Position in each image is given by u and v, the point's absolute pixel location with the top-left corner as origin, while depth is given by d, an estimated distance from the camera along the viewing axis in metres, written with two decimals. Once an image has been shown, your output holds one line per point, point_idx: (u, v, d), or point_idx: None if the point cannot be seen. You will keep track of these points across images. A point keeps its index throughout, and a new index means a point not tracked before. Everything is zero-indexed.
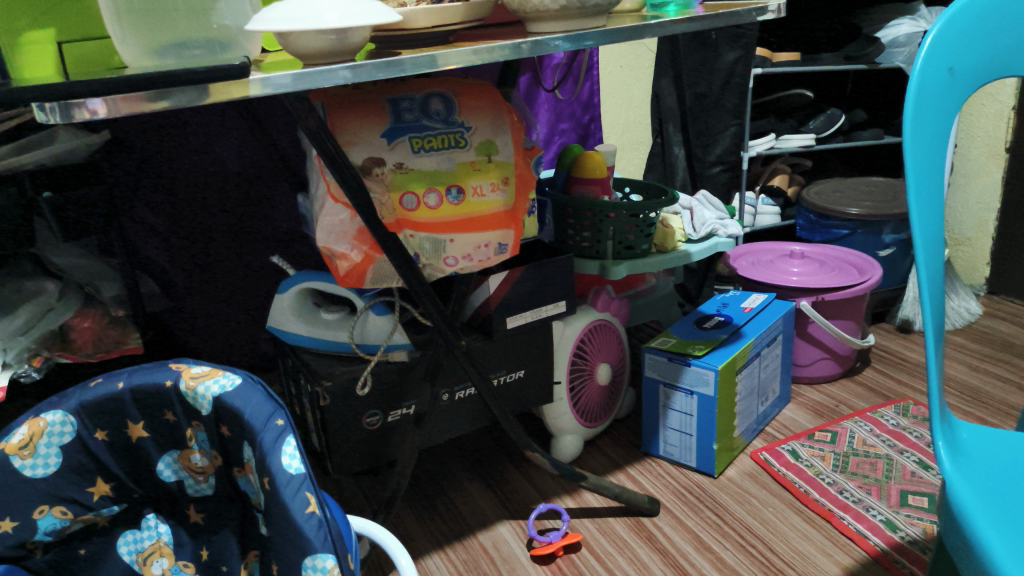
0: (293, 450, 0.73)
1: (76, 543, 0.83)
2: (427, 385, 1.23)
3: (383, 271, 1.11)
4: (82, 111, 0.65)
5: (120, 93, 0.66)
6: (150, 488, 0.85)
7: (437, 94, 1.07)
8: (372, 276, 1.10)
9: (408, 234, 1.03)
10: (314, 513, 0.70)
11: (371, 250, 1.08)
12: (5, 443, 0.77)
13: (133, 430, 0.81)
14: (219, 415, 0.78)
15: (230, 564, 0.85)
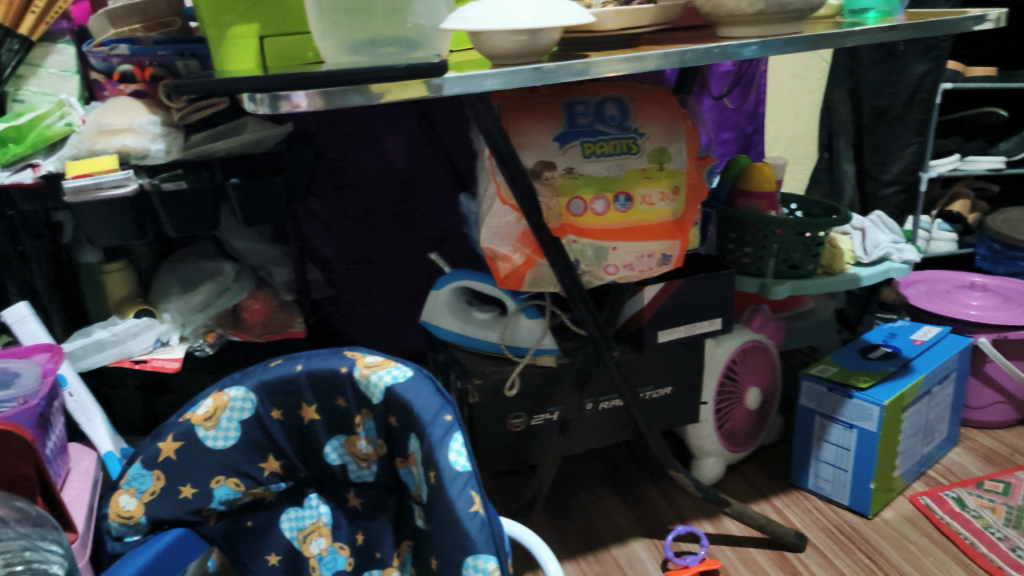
0: (460, 447, 0.73)
1: (244, 515, 0.87)
2: (573, 392, 1.22)
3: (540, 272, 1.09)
4: (286, 104, 0.73)
5: (320, 88, 0.72)
6: (315, 469, 0.87)
7: (612, 98, 1.05)
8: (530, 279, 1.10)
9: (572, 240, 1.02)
10: (478, 513, 0.69)
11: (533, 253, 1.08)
12: (191, 414, 0.82)
13: (306, 412, 0.84)
14: (389, 404, 0.79)
15: (384, 551, 0.86)
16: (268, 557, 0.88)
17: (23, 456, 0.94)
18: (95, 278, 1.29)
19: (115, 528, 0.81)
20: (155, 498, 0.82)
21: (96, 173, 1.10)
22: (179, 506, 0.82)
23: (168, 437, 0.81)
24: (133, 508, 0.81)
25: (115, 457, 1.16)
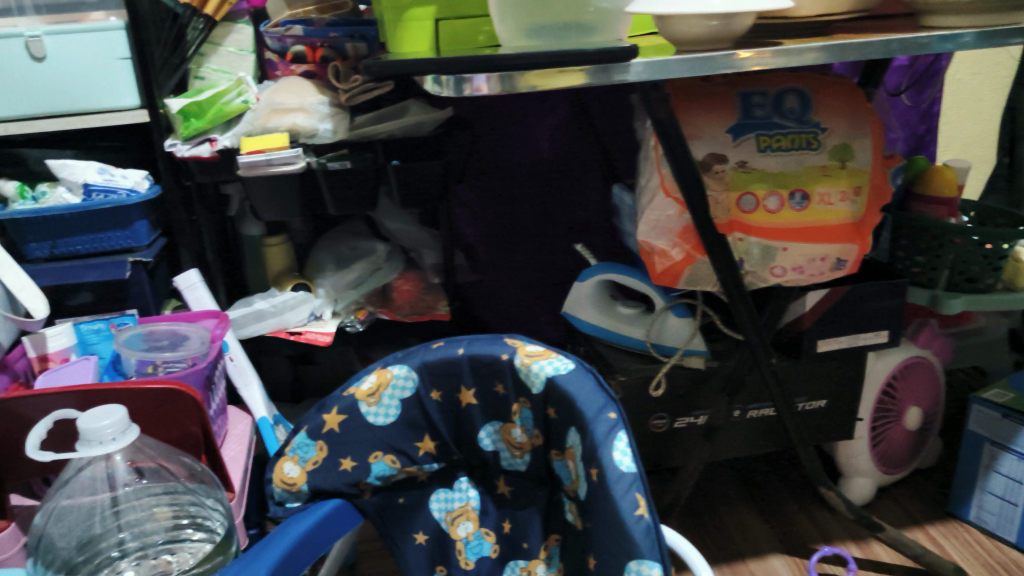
0: (625, 447, 0.69)
1: (397, 492, 0.88)
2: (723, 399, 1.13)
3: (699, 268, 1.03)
4: (468, 87, 0.76)
5: (501, 73, 0.75)
6: (468, 453, 0.87)
7: (793, 90, 1.00)
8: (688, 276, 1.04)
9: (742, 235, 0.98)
10: (643, 517, 0.65)
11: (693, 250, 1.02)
12: (356, 388, 0.84)
13: (464, 395, 0.83)
14: (549, 395, 0.77)
15: (531, 542, 0.84)
16: (415, 536, 0.89)
17: (187, 414, 0.96)
18: (256, 250, 1.35)
19: (279, 493, 0.85)
20: (317, 468, 0.84)
21: (269, 150, 1.14)
22: (339, 478, 0.84)
23: (333, 410, 0.84)
24: (297, 476, 0.84)
25: (268, 422, 1.20)
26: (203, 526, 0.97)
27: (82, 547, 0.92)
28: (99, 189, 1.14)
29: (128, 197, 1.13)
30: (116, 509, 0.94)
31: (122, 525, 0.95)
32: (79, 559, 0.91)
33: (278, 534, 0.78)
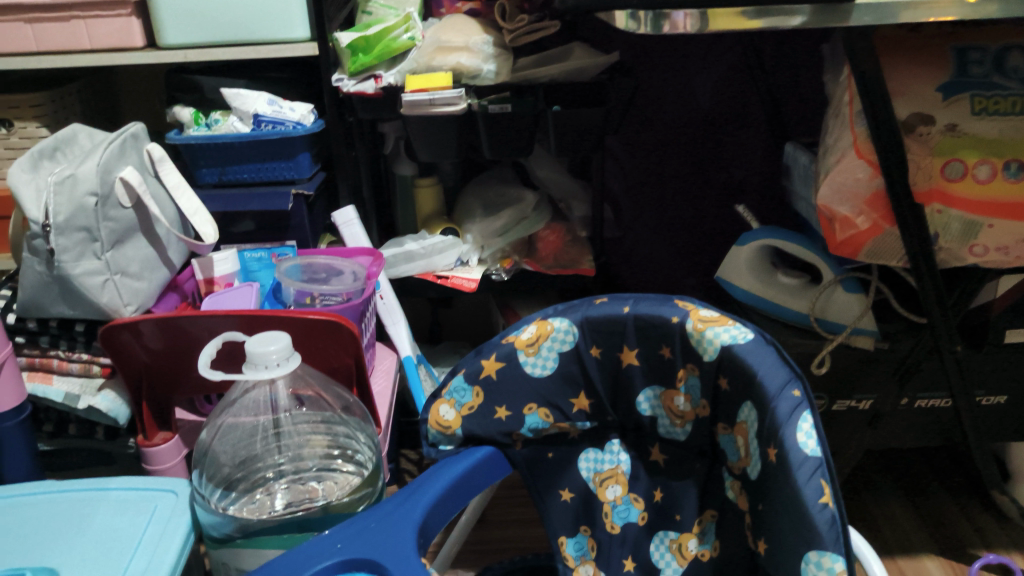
0: (810, 429, 0.63)
1: (546, 446, 0.86)
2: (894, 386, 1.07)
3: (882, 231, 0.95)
4: (667, 24, 0.71)
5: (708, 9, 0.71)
6: (623, 415, 0.83)
7: (1017, 46, 0.90)
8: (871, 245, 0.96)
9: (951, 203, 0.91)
10: (828, 507, 0.59)
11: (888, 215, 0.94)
12: (515, 337, 0.81)
13: (625, 355, 0.78)
14: (722, 365, 0.70)
15: (683, 515, 0.81)
16: (560, 493, 0.87)
17: (344, 347, 0.98)
18: (408, 190, 1.34)
19: (433, 435, 0.85)
20: (472, 413, 0.83)
21: (432, 89, 1.12)
22: (494, 426, 0.83)
23: (492, 356, 0.82)
24: (451, 419, 0.84)
25: (413, 363, 1.21)
26: (353, 459, 0.99)
27: (242, 464, 0.98)
28: (268, 120, 1.16)
29: (295, 129, 1.16)
30: (276, 432, 0.99)
31: (281, 449, 0.99)
32: (238, 475, 0.97)
33: (428, 480, 0.78)
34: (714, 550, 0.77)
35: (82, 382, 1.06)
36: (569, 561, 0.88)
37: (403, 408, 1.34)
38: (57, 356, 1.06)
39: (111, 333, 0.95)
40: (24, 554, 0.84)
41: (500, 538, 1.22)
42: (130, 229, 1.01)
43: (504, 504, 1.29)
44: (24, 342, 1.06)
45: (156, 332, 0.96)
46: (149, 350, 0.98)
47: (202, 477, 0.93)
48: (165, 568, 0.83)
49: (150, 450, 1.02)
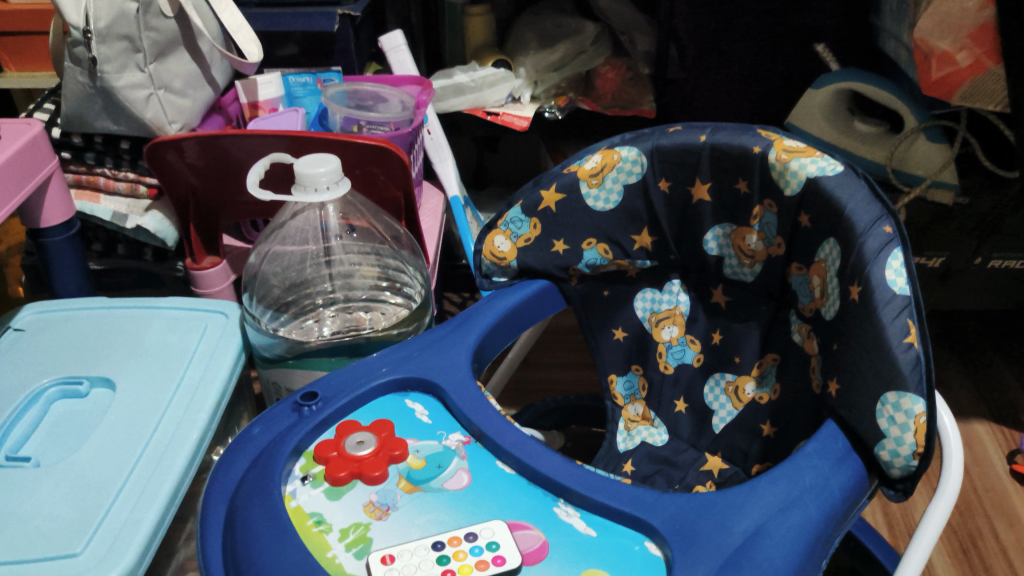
0: (900, 267, 0.58)
1: (603, 284, 0.83)
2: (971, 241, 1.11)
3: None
4: None
5: None
6: (686, 255, 0.79)
7: None
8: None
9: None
10: (913, 347, 0.56)
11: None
12: (579, 167, 0.76)
13: (697, 190, 0.73)
14: (805, 200, 0.66)
15: (743, 357, 0.79)
16: (614, 332, 0.85)
17: (393, 179, 0.92)
18: (457, 20, 1.25)
19: (487, 267, 0.81)
20: (528, 246, 0.79)
21: None
22: (550, 260, 0.79)
23: (551, 187, 0.77)
24: (507, 251, 0.80)
25: (459, 203, 1.13)
26: (401, 292, 0.98)
27: (292, 288, 0.97)
28: None
29: None
30: (327, 259, 0.97)
31: (332, 275, 0.98)
32: (289, 298, 0.97)
33: (481, 309, 0.76)
34: (772, 394, 0.76)
35: (129, 202, 1.04)
36: (619, 399, 0.87)
37: (449, 252, 1.32)
38: (104, 174, 1.03)
39: (156, 151, 0.92)
40: (80, 363, 0.85)
41: (543, 380, 1.23)
42: (174, 41, 0.95)
43: (547, 348, 1.29)
44: (70, 159, 1.04)
45: (201, 151, 0.92)
46: (194, 169, 0.94)
47: (252, 300, 0.93)
48: (218, 382, 0.84)
49: (199, 274, 1.01)
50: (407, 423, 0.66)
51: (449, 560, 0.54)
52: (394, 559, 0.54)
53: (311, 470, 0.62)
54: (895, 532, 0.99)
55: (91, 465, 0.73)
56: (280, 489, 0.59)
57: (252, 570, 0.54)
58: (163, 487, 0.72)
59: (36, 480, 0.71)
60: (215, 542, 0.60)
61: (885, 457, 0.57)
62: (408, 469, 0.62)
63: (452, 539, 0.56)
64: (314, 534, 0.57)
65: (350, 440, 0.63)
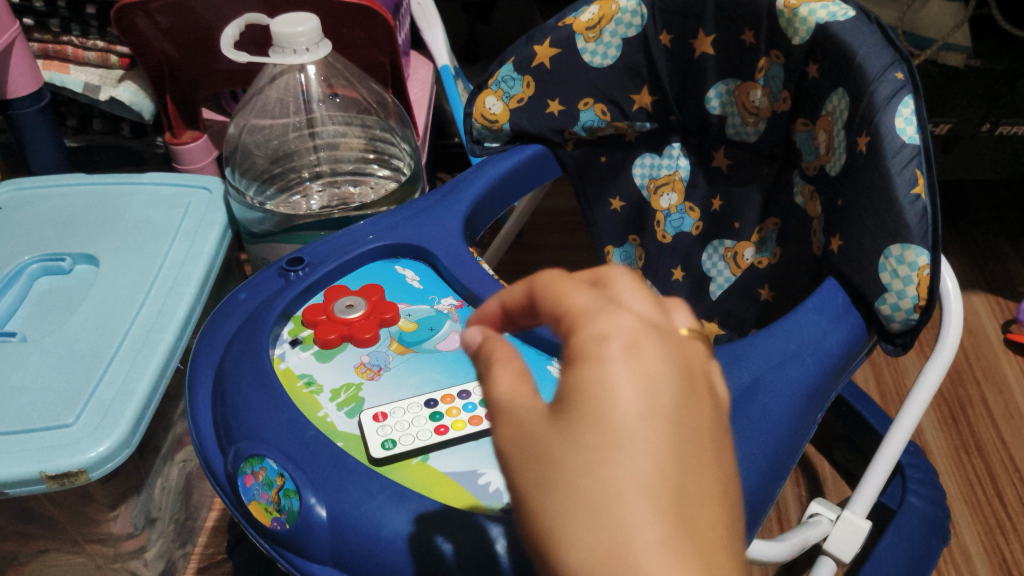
0: (910, 115, 0.55)
1: (600, 150, 0.80)
2: (982, 105, 1.07)
3: (506, 371, 0.28)
4: None
5: None
6: (688, 116, 0.75)
7: None
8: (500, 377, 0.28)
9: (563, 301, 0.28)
10: (920, 199, 0.54)
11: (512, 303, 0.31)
12: (574, 19, 0.71)
13: (700, 43, 0.69)
14: (814, 48, 0.62)
15: (743, 223, 0.77)
16: (611, 202, 0.83)
17: (377, 43, 0.86)
18: None
19: (478, 131, 0.78)
20: (522, 107, 0.76)
21: None
22: (545, 122, 0.76)
23: (545, 43, 0.72)
24: (499, 113, 0.76)
25: (450, 73, 1.06)
26: (389, 165, 0.94)
27: (277, 160, 0.93)
28: None
29: None
30: (311, 130, 0.92)
31: (317, 147, 0.94)
32: (275, 170, 0.93)
33: (473, 175, 0.73)
34: (773, 258, 0.75)
35: (101, 73, 0.97)
36: None
37: (440, 131, 1.27)
38: (72, 42, 0.96)
39: (123, 15, 0.83)
40: (60, 238, 0.81)
41: (538, 260, 1.20)
42: None
43: (541, 229, 1.26)
44: (33, 26, 0.97)
45: (172, 15, 0.83)
46: (167, 36, 0.86)
47: (234, 173, 0.89)
48: (205, 256, 0.80)
49: (180, 149, 0.95)
50: (397, 288, 0.65)
51: (442, 415, 0.54)
52: (387, 416, 0.54)
53: (300, 334, 0.61)
54: (887, 399, 1.00)
55: (78, 337, 0.71)
56: (268, 351, 0.58)
57: (242, 425, 0.53)
58: (153, 358, 0.70)
59: (23, 352, 0.69)
60: (205, 405, 0.59)
61: (886, 311, 0.56)
62: (399, 332, 0.61)
63: (446, 395, 0.55)
64: (304, 395, 0.57)
65: (339, 304, 0.61)
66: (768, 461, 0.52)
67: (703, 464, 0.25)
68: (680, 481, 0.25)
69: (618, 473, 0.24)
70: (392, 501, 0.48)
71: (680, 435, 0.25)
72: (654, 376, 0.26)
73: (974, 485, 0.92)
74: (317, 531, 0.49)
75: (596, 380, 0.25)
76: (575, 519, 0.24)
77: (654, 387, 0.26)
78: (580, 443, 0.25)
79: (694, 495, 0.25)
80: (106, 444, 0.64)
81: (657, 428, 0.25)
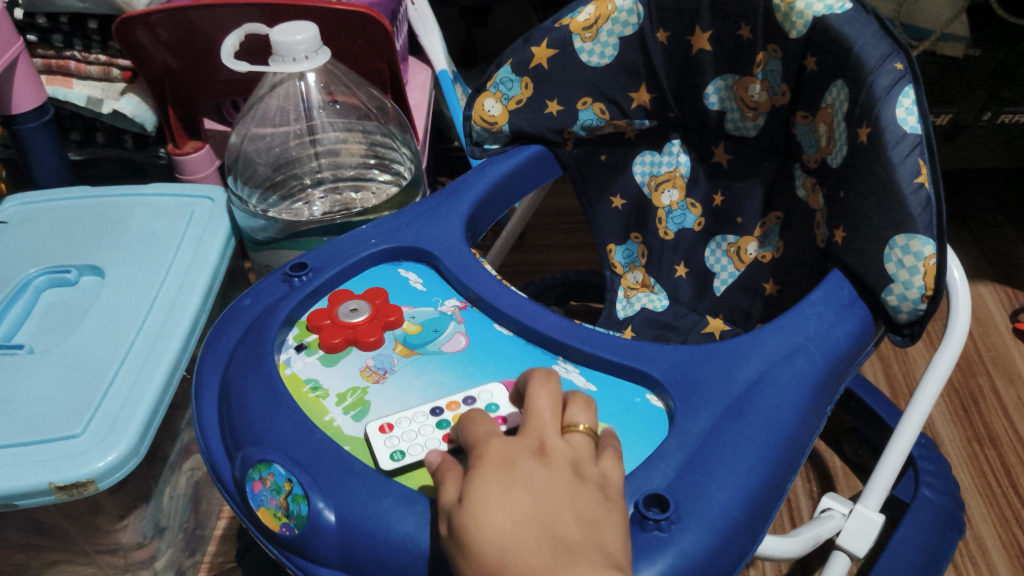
0: (911, 105, 0.54)
1: (600, 149, 0.80)
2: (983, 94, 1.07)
3: (450, 480, 0.44)
4: None
5: None
6: (687, 112, 0.75)
7: None
8: (446, 486, 0.44)
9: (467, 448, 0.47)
10: (924, 188, 0.53)
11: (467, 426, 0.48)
12: (571, 20, 0.71)
13: (697, 39, 0.68)
14: (811, 41, 0.62)
15: (745, 218, 0.77)
16: (612, 201, 0.83)
17: (377, 49, 0.86)
18: None
19: (478, 133, 0.78)
20: (521, 109, 0.75)
21: None
22: (544, 123, 0.76)
23: (543, 43, 0.72)
24: (497, 115, 0.76)
25: (449, 78, 1.06)
26: (390, 169, 0.95)
27: (279, 168, 0.94)
28: None
29: None
30: (312, 137, 0.93)
31: (318, 153, 0.94)
32: (277, 178, 0.93)
33: (473, 177, 0.73)
34: (777, 251, 0.75)
35: (103, 87, 0.98)
36: (617, 268, 0.86)
37: (441, 136, 1.27)
38: (74, 57, 0.97)
39: (124, 28, 0.83)
40: (65, 250, 0.82)
41: (542, 261, 1.21)
42: None
43: (544, 230, 1.26)
44: (37, 42, 0.97)
45: (173, 27, 0.83)
46: (168, 49, 0.86)
47: (237, 181, 0.89)
48: (209, 265, 0.81)
49: (183, 159, 0.95)
50: (400, 291, 0.65)
51: (449, 423, 0.54)
52: (392, 427, 0.54)
53: (305, 339, 0.61)
54: (896, 392, 1.00)
55: (85, 349, 0.71)
56: (273, 356, 0.59)
57: (249, 430, 0.54)
58: (159, 367, 0.70)
59: (29, 365, 0.70)
60: (211, 414, 0.59)
61: (892, 302, 0.56)
62: (404, 334, 0.61)
63: (451, 403, 0.55)
64: (311, 399, 0.57)
65: (343, 308, 0.62)
66: (778, 453, 0.52)
67: (560, 498, 0.41)
68: (538, 515, 0.40)
69: (501, 522, 0.40)
70: (400, 503, 0.48)
71: (536, 489, 0.42)
72: (511, 462, 0.43)
73: (988, 476, 0.92)
74: (325, 535, 0.49)
75: (478, 478, 0.43)
76: (483, 554, 0.40)
77: (513, 471, 0.43)
78: (478, 511, 0.41)
79: (551, 522, 0.40)
80: (114, 454, 0.64)
81: (518, 487, 0.42)
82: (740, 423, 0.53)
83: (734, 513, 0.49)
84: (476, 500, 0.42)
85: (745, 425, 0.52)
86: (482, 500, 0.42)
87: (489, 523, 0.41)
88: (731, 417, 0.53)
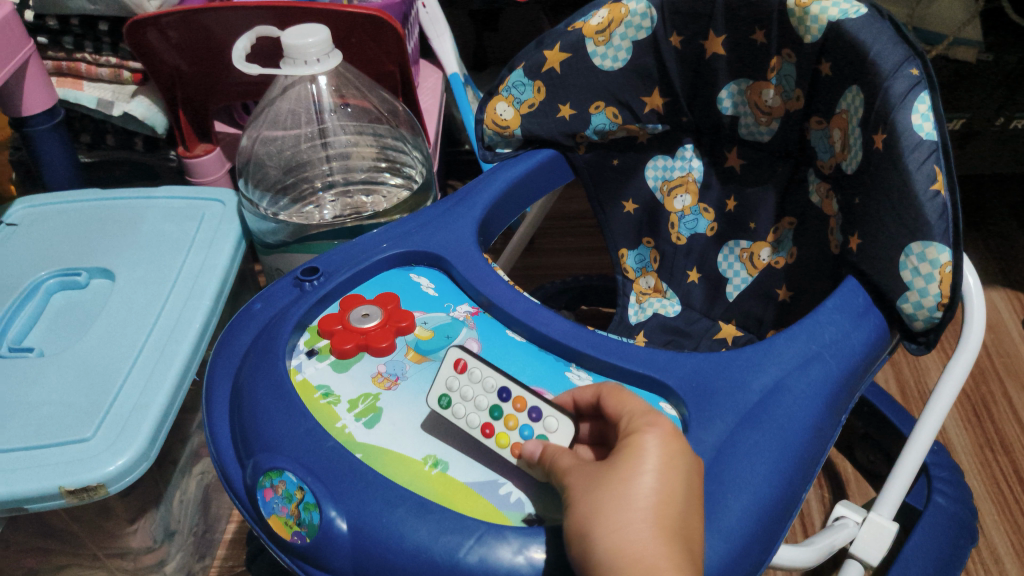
0: (927, 111, 0.54)
1: (612, 153, 0.79)
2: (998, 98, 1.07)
3: (564, 457, 0.48)
4: None
5: None
6: (700, 117, 0.75)
7: None
8: (562, 459, 0.48)
9: (627, 419, 0.48)
10: (940, 195, 0.53)
11: (582, 402, 0.53)
12: (584, 24, 0.71)
13: (711, 44, 0.68)
14: (826, 46, 0.61)
15: (759, 224, 0.76)
16: (624, 205, 0.83)
17: (387, 52, 0.86)
18: None
19: (490, 137, 0.78)
20: (533, 113, 0.75)
21: None
22: (556, 127, 0.75)
23: (555, 47, 0.72)
24: (510, 119, 0.76)
25: (459, 80, 1.06)
26: (401, 173, 0.94)
27: (289, 171, 0.93)
28: None
29: None
30: (323, 140, 0.93)
31: (330, 157, 0.94)
32: (288, 181, 0.93)
33: (485, 181, 0.73)
34: (790, 257, 0.74)
35: (114, 89, 0.98)
36: (630, 273, 0.86)
37: (450, 139, 1.26)
38: (85, 59, 0.97)
39: (135, 31, 0.83)
40: (76, 253, 0.82)
41: (552, 264, 1.20)
42: None
43: (554, 234, 1.26)
44: (48, 44, 0.98)
45: (183, 30, 0.83)
46: (178, 51, 0.86)
47: (247, 185, 0.89)
48: (220, 269, 0.81)
49: (194, 162, 0.95)
50: (412, 296, 0.65)
51: (500, 415, 0.52)
52: (460, 374, 0.54)
53: (316, 344, 0.61)
54: (908, 398, 0.99)
55: (95, 352, 0.71)
56: (284, 362, 0.58)
57: (261, 437, 0.53)
58: (169, 372, 0.70)
59: (39, 368, 0.70)
60: (222, 418, 0.59)
61: (908, 310, 0.56)
62: (416, 340, 0.61)
63: (519, 399, 0.52)
64: (322, 405, 0.56)
65: (354, 313, 0.61)
66: (794, 463, 0.51)
67: (695, 512, 0.44)
68: (680, 518, 0.43)
69: (644, 513, 0.42)
70: (413, 512, 0.48)
71: (687, 488, 0.44)
72: (675, 453, 0.45)
73: (1000, 483, 0.91)
74: (338, 543, 0.48)
75: (641, 444, 0.45)
76: (611, 526, 0.42)
77: (672, 470, 0.44)
78: (628, 486, 0.43)
79: (686, 522, 0.43)
80: (124, 458, 0.64)
81: (675, 483, 0.44)
82: (755, 432, 0.52)
83: (751, 523, 0.49)
84: (630, 473, 0.44)
85: (760, 434, 0.52)
86: (640, 474, 0.44)
87: (626, 511, 0.42)
88: (747, 426, 0.52)
